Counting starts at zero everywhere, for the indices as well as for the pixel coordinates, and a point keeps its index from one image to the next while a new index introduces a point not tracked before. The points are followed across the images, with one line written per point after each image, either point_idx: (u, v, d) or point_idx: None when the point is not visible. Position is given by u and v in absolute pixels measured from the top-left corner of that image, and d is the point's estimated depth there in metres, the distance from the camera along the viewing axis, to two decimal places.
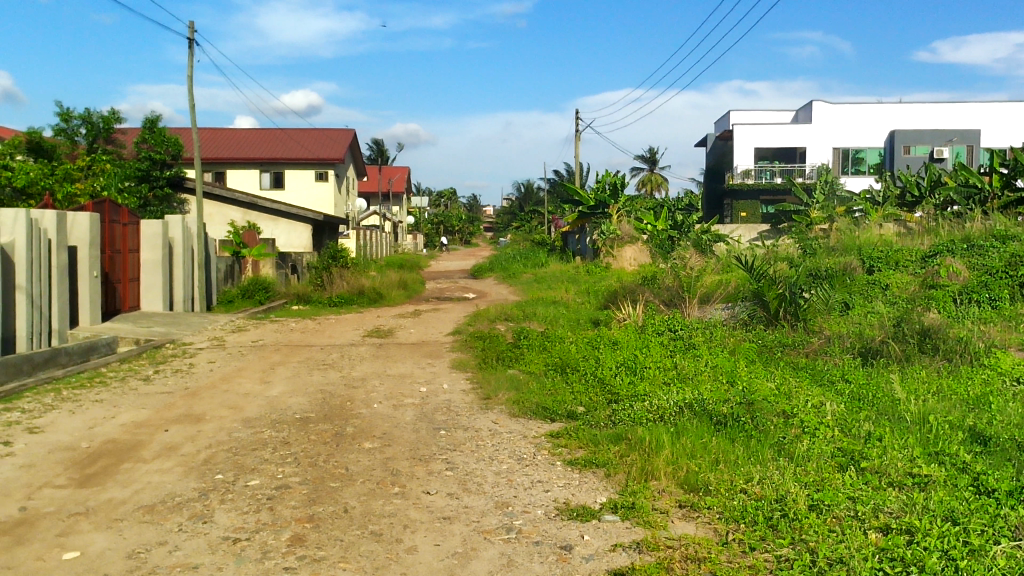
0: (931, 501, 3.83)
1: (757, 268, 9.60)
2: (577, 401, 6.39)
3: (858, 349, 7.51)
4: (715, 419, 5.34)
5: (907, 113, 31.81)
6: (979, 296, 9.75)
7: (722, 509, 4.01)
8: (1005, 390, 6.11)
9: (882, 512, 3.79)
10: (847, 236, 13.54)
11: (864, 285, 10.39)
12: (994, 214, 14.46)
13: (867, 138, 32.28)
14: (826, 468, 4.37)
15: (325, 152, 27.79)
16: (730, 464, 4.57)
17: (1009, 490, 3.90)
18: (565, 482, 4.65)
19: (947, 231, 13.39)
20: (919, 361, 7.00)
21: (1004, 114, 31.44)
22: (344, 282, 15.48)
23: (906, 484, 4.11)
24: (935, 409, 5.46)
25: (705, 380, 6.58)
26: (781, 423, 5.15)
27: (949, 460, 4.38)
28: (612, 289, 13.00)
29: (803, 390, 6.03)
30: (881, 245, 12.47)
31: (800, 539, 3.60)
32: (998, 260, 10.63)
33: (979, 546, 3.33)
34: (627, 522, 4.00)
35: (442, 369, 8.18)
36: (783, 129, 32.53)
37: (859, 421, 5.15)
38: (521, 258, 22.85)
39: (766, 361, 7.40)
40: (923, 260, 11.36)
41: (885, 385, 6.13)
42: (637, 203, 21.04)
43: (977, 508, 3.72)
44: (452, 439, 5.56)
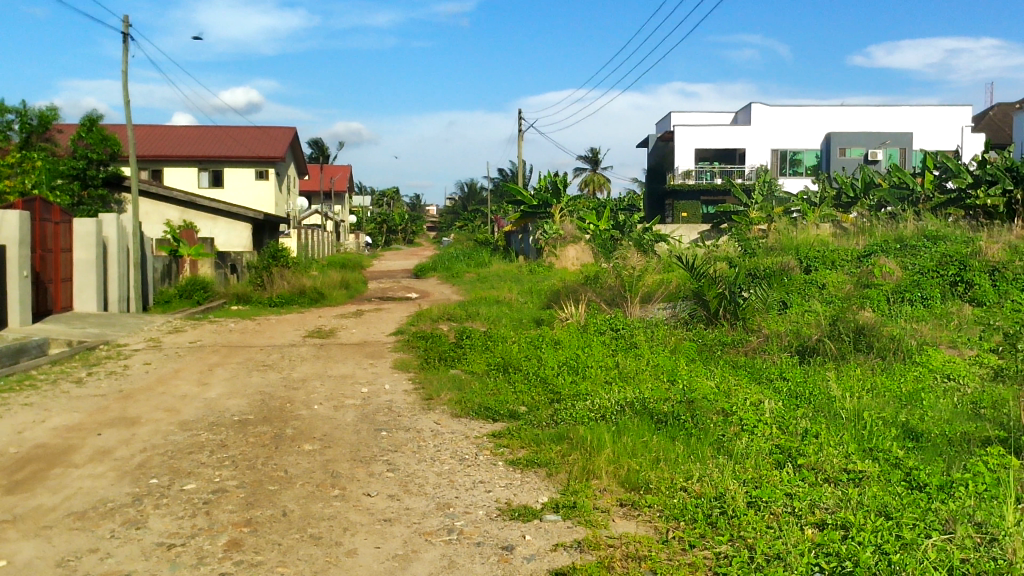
0: (864, 496, 3.90)
1: (697, 268, 9.71)
2: (519, 400, 6.40)
3: (795, 347, 7.64)
4: (656, 417, 5.38)
5: (842, 116, 32.52)
6: (911, 294, 9.98)
7: (662, 507, 4.04)
8: (936, 386, 6.28)
9: (818, 507, 3.85)
10: (785, 236, 13.78)
11: (801, 284, 10.57)
12: (926, 215, 14.84)
13: (804, 140, 32.92)
14: (764, 465, 4.43)
15: (266, 150, 27.43)
16: (671, 462, 4.60)
17: (940, 485, 3.99)
18: (507, 482, 4.64)
19: (881, 231, 13.71)
20: (854, 359, 7.15)
21: (935, 118, 32.29)
22: (284, 282, 15.30)
23: (841, 479, 4.18)
24: (869, 405, 5.58)
25: (646, 379, 6.63)
26: (720, 421, 5.21)
27: (882, 456, 4.47)
28: (555, 289, 13.05)
29: (741, 388, 6.11)
30: (817, 246, 12.73)
31: (738, 536, 3.64)
32: (930, 260, 10.92)
33: (911, 540, 3.41)
34: (568, 521, 4.01)
35: (384, 369, 8.12)
36: (723, 131, 32.96)
37: (796, 418, 5.24)
38: (464, 257, 22.81)
39: (706, 360, 7.49)
40: (858, 259, 11.60)
41: (822, 383, 6.24)
42: (580, 203, 21.12)
43: (909, 503, 3.81)
44: (394, 440, 5.52)
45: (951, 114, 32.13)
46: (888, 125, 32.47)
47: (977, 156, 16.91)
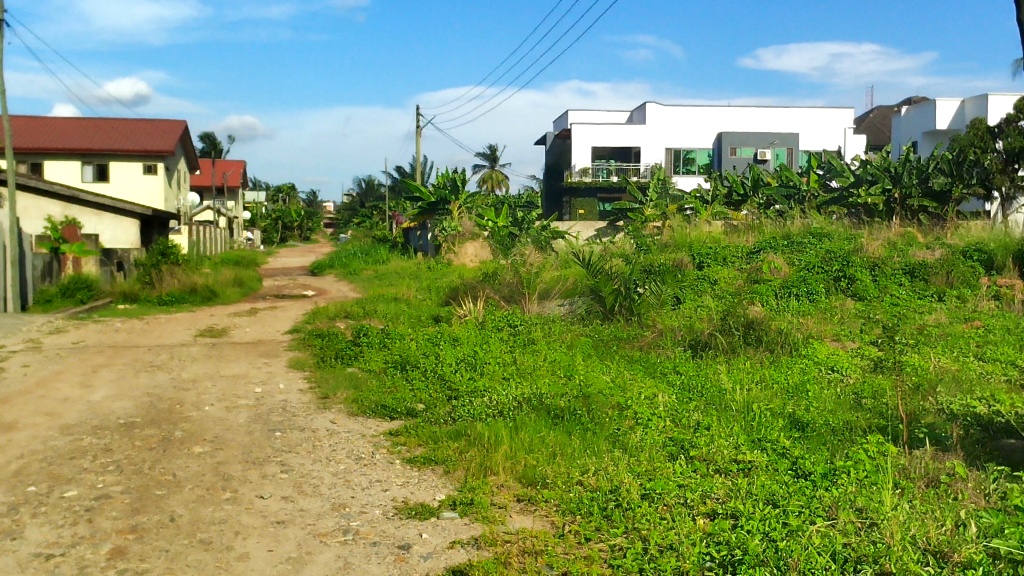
0: (753, 486, 4.01)
1: (593, 264, 9.83)
2: (417, 398, 6.36)
3: (688, 341, 7.81)
4: (553, 412, 5.43)
5: (733, 116, 33.47)
6: (798, 289, 10.34)
7: (559, 501, 4.08)
8: (821, 378, 6.52)
9: (710, 498, 3.95)
10: (679, 233, 14.10)
11: (694, 280, 10.82)
12: (811, 213, 15.40)
13: (696, 139, 33.77)
14: (657, 458, 4.51)
15: (155, 144, 26.53)
16: (567, 457, 4.64)
17: (824, 473, 4.14)
18: (404, 480, 4.60)
19: (769, 229, 14.15)
20: (743, 353, 7.36)
21: (821, 119, 33.42)
22: (174, 280, 14.83)
23: (731, 470, 4.29)
24: (758, 397, 5.75)
25: (544, 375, 6.67)
26: (615, 415, 5.28)
27: (770, 446, 4.61)
28: (453, 286, 13.03)
29: (636, 382, 6.22)
30: (709, 242, 13.06)
31: (633, 527, 3.69)
32: (814, 256, 11.34)
33: (797, 527, 3.52)
34: (466, 518, 4.00)
35: (279, 368, 7.96)
36: (620, 129, 33.49)
37: (689, 411, 5.36)
38: (362, 254, 22.55)
39: (602, 355, 7.59)
40: (748, 256, 11.95)
41: (713, 376, 6.40)
42: (478, 200, 21.15)
43: (795, 491, 3.93)
44: (288, 440, 5.41)
45: (834, 116, 33.43)
46: (776, 125, 33.58)
47: (858, 157, 17.80)
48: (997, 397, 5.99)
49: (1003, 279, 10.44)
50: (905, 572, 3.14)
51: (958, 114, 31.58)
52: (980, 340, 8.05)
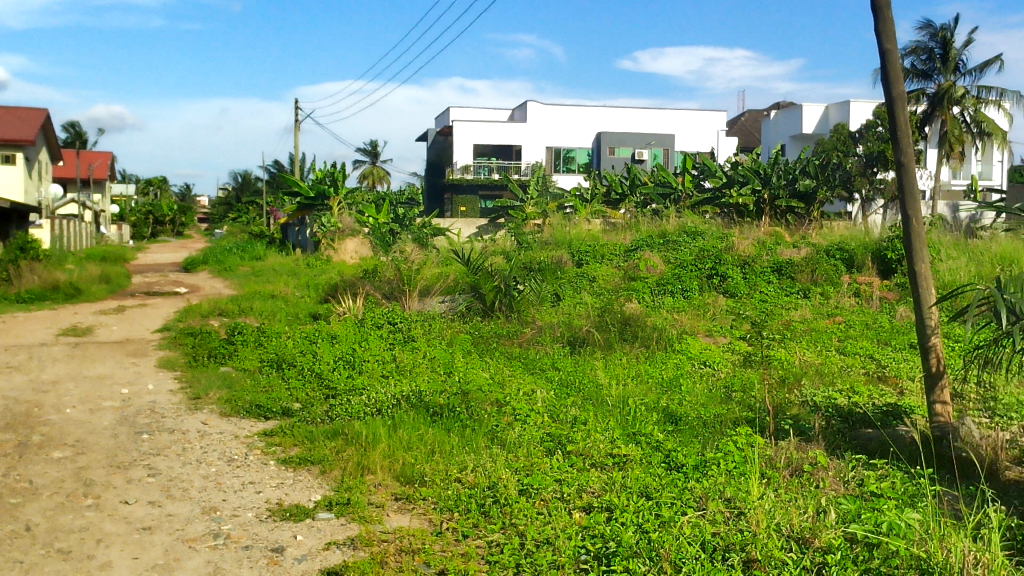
0: (627, 479, 4.09)
1: (474, 262, 9.85)
2: (293, 397, 6.22)
3: (566, 338, 7.91)
4: (432, 409, 5.40)
5: (612, 116, 34.13)
6: (672, 287, 10.61)
7: (436, 499, 4.06)
8: (693, 372, 6.72)
9: (586, 491, 4.00)
10: (558, 231, 14.27)
11: (573, 277, 10.98)
12: (686, 212, 15.85)
13: (576, 138, 34.30)
14: (535, 453, 4.55)
15: (13, 133, 25.13)
16: (445, 454, 4.63)
17: (695, 464, 4.26)
18: (278, 482, 4.49)
19: (646, 227, 14.48)
20: (620, 348, 7.49)
21: (695, 121, 34.39)
22: (34, 277, 14.09)
23: (607, 463, 4.37)
24: (633, 392, 5.86)
25: (423, 372, 6.64)
26: (493, 412, 5.30)
27: (644, 439, 4.71)
28: (332, 283, 12.82)
29: (515, 379, 6.26)
30: (588, 240, 13.27)
31: (510, 523, 3.72)
32: (689, 255, 11.66)
33: (669, 518, 3.61)
34: (342, 519, 3.94)
35: (147, 368, 7.66)
36: (502, 127, 33.63)
37: (566, 407, 5.43)
38: (238, 250, 21.95)
39: (482, 351, 7.60)
40: (625, 253, 12.20)
41: (590, 372, 6.50)
42: (358, 196, 20.89)
43: (668, 483, 4.03)
44: (156, 442, 5.21)
45: (708, 119, 34.47)
46: (654, 126, 34.41)
47: (730, 159, 18.40)
48: (855, 389, 6.30)
49: (862, 277, 10.97)
50: (770, 560, 3.25)
51: (822, 119, 33.09)
52: (842, 336, 8.45)
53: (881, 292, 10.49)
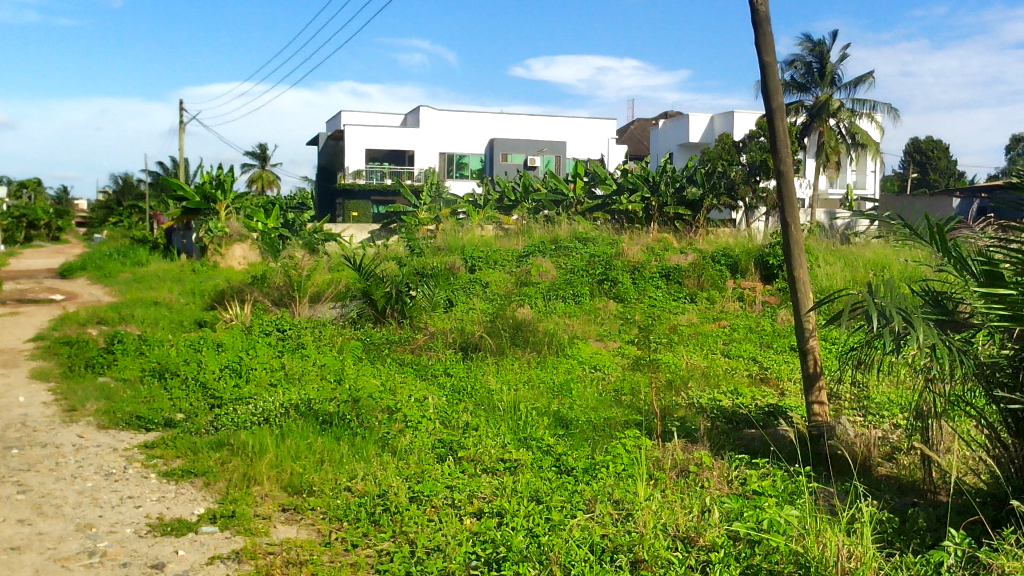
0: (518, 484, 4.11)
1: (366, 268, 9.74)
2: (176, 407, 6.02)
3: (459, 343, 7.91)
4: (321, 418, 5.31)
5: (504, 123, 34.38)
6: (564, 292, 10.74)
7: (325, 509, 4.00)
8: (584, 376, 6.81)
9: (476, 497, 4.01)
10: (451, 236, 14.28)
11: (466, 283, 10.99)
12: (577, 218, 16.06)
13: (469, 144, 34.41)
14: (426, 460, 4.53)
15: None
16: (334, 463, 4.56)
17: (585, 467, 4.31)
18: (159, 495, 4.34)
19: (538, 233, 14.62)
20: (511, 353, 7.54)
21: (586, 129, 34.92)
22: None
23: (498, 469, 4.38)
24: (525, 397, 5.90)
25: (312, 380, 6.52)
26: (384, 419, 5.25)
27: (535, 444, 4.75)
28: (218, 289, 12.48)
29: (407, 385, 6.22)
30: (481, 246, 13.32)
31: (400, 531, 3.69)
32: (580, 260, 11.84)
33: (559, 521, 3.64)
34: (226, 532, 3.83)
35: (18, 380, 7.29)
36: (395, 132, 33.22)
37: (457, 413, 5.42)
38: (118, 256, 21.14)
39: (373, 358, 7.52)
40: (517, 259, 12.28)
41: (482, 377, 6.51)
42: (247, 200, 20.42)
43: (558, 487, 4.07)
44: (26, 458, 4.96)
45: (598, 127, 35.06)
46: (545, 134, 34.86)
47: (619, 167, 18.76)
48: (739, 391, 6.50)
49: (746, 282, 11.33)
50: (658, 559, 3.32)
51: (708, 129, 34.10)
52: (727, 339, 8.70)
53: (764, 296, 10.86)
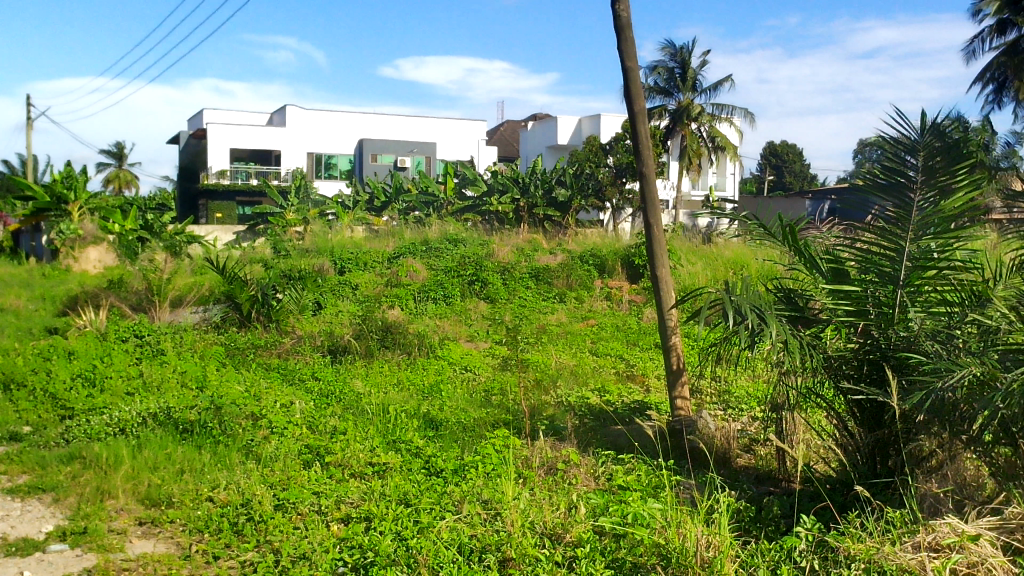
0: (386, 487, 4.07)
1: (229, 270, 9.46)
2: (22, 420, 5.69)
3: (327, 347, 7.78)
4: (182, 428, 5.14)
5: (374, 123, 34.07)
6: (435, 293, 10.72)
7: (185, 521, 3.86)
8: (454, 377, 6.81)
9: (344, 502, 3.95)
10: (320, 237, 14.03)
11: (335, 286, 10.83)
12: (447, 220, 16.07)
13: (338, 145, 33.95)
14: (291, 467, 4.43)
15: None
16: (196, 473, 4.41)
17: (455, 469, 4.31)
18: (2, 514, 4.09)
19: (408, 234, 14.53)
20: (380, 356, 7.47)
21: (456, 130, 34.98)
22: None
23: (367, 473, 4.34)
24: (394, 399, 5.86)
25: (172, 388, 6.29)
26: (248, 426, 5.10)
27: (404, 446, 4.72)
28: (71, 294, 11.88)
29: (273, 391, 6.07)
30: (350, 247, 13.14)
31: (264, 540, 3.61)
32: (450, 262, 11.84)
33: (428, 523, 3.64)
34: (78, 549, 3.65)
35: None
36: (259, 131, 32.31)
37: (325, 417, 5.33)
38: None
39: (238, 363, 7.31)
40: (388, 261, 12.18)
41: (350, 381, 6.43)
42: (102, 200, 19.51)
43: (426, 489, 4.06)
44: None
45: (468, 128, 35.18)
46: (415, 135, 34.74)
47: (490, 168, 18.87)
48: (605, 388, 6.64)
49: (613, 282, 11.58)
50: (525, 557, 3.37)
51: (576, 131, 34.72)
52: (595, 337, 8.87)
53: (630, 295, 11.13)
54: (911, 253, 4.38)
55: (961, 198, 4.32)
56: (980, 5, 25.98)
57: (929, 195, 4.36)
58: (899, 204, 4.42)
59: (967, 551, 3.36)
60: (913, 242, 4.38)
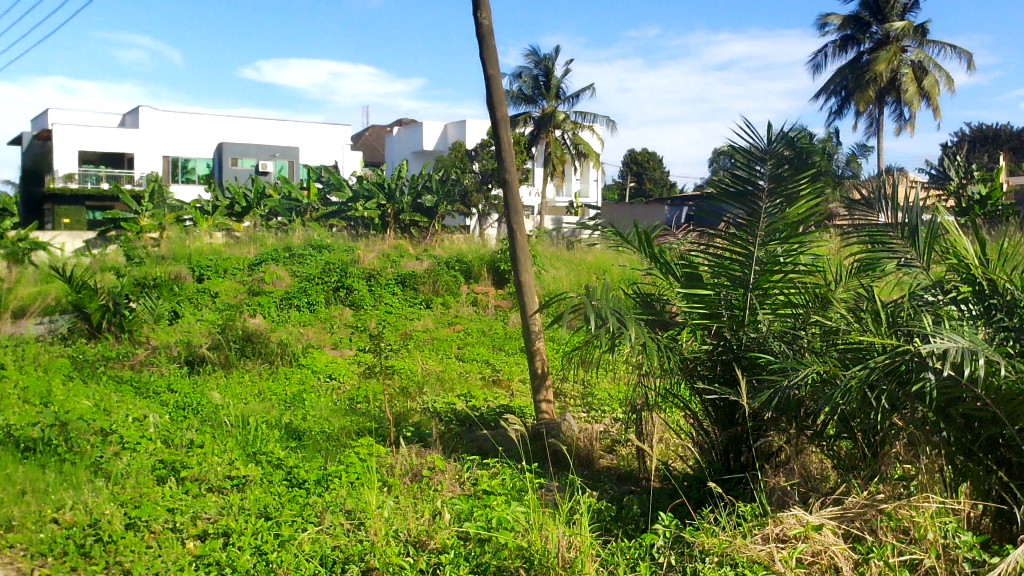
0: (246, 501, 3.97)
1: (77, 279, 9.01)
2: None
3: (184, 357, 7.52)
4: (24, 446, 4.86)
5: (234, 127, 33.15)
6: (298, 301, 10.52)
7: (27, 545, 3.65)
8: (318, 386, 6.70)
9: (200, 518, 3.82)
10: (176, 244, 13.54)
11: (192, 294, 10.47)
12: (311, 226, 15.79)
13: (196, 148, 32.87)
14: (144, 484, 4.26)
15: None
16: (39, 493, 4.18)
17: (317, 479, 4.24)
18: None
19: (270, 240, 14.20)
20: (241, 366, 7.27)
21: (320, 135, 34.46)
22: None
23: (225, 487, 4.21)
24: (255, 410, 5.70)
25: (13, 405, 5.94)
26: (97, 442, 4.86)
27: (265, 458, 4.61)
28: None
29: (125, 405, 5.81)
30: (209, 254, 12.73)
31: (113, 562, 3.45)
32: (314, 268, 11.64)
33: (289, 536, 3.57)
34: None
35: None
36: (110, 133, 31.10)
37: (181, 431, 5.15)
38: None
39: (87, 377, 6.98)
40: (249, 268, 11.87)
41: (208, 392, 6.22)
42: None
43: (287, 501, 3.98)
44: None
45: (332, 133, 34.70)
46: (277, 139, 33.98)
47: (355, 174, 18.67)
48: (471, 393, 6.67)
49: (479, 287, 11.64)
50: (388, 566, 3.34)
51: (442, 137, 34.76)
52: (461, 343, 8.89)
53: (496, 300, 11.21)
54: (759, 257, 4.57)
55: (804, 205, 4.50)
56: (824, 22, 27.42)
57: (775, 203, 4.52)
58: (748, 211, 4.57)
59: (812, 540, 3.53)
60: (760, 247, 4.56)
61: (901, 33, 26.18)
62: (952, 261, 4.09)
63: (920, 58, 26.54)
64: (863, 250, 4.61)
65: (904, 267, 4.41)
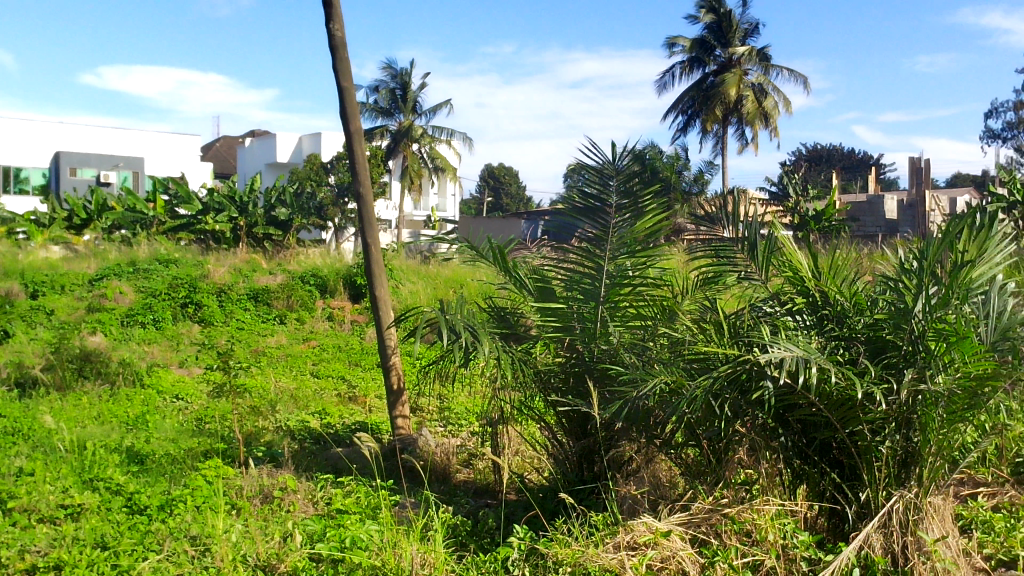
0: (81, 531, 3.74)
1: None
2: None
3: (14, 380, 7.05)
4: None
5: (73, 135, 31.51)
6: (143, 318, 10.06)
7: None
8: (163, 407, 6.41)
9: (29, 552, 3.58)
10: (7, 259, 12.72)
11: (25, 312, 9.85)
12: (157, 240, 15.15)
13: (31, 157, 31.04)
14: None
15: None
16: None
17: (160, 504, 4.04)
18: None
19: (113, 255, 13.53)
20: (78, 387, 6.88)
21: (167, 145, 33.18)
22: None
23: (58, 517, 3.96)
24: (93, 434, 5.40)
25: None
26: None
27: (103, 484, 4.36)
28: None
29: None
30: (43, 269, 12.01)
31: None
32: (160, 283, 11.17)
33: (128, 566, 3.39)
34: None
35: None
36: None
37: (9, 459, 4.81)
38: None
39: None
40: (89, 283, 11.28)
41: (41, 416, 5.85)
42: None
43: (127, 529, 3.79)
44: None
45: (181, 143, 33.49)
46: (121, 148, 32.50)
47: (204, 186, 18.06)
48: (326, 411, 6.54)
49: (335, 302, 11.45)
50: None
51: (296, 149, 34.10)
52: (316, 359, 8.71)
53: (352, 315, 11.05)
54: (608, 271, 4.66)
55: (651, 220, 4.64)
56: (672, 43, 28.48)
57: (623, 217, 4.63)
58: (598, 226, 4.66)
59: (660, 546, 3.64)
60: (610, 260, 4.66)
61: (743, 57, 27.49)
62: (786, 275, 4.30)
63: (760, 80, 27.96)
64: (707, 264, 4.78)
65: (744, 281, 4.60)
